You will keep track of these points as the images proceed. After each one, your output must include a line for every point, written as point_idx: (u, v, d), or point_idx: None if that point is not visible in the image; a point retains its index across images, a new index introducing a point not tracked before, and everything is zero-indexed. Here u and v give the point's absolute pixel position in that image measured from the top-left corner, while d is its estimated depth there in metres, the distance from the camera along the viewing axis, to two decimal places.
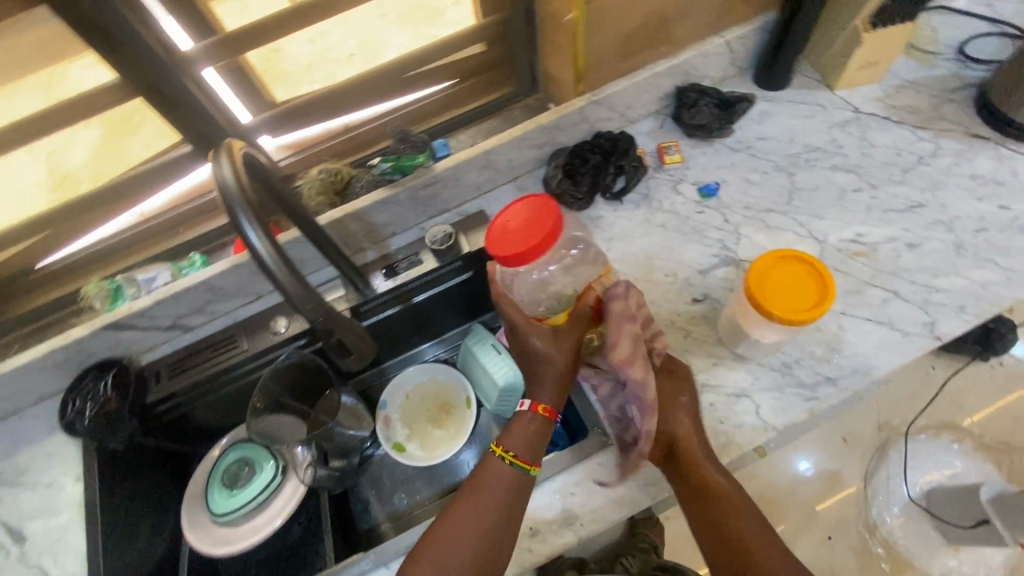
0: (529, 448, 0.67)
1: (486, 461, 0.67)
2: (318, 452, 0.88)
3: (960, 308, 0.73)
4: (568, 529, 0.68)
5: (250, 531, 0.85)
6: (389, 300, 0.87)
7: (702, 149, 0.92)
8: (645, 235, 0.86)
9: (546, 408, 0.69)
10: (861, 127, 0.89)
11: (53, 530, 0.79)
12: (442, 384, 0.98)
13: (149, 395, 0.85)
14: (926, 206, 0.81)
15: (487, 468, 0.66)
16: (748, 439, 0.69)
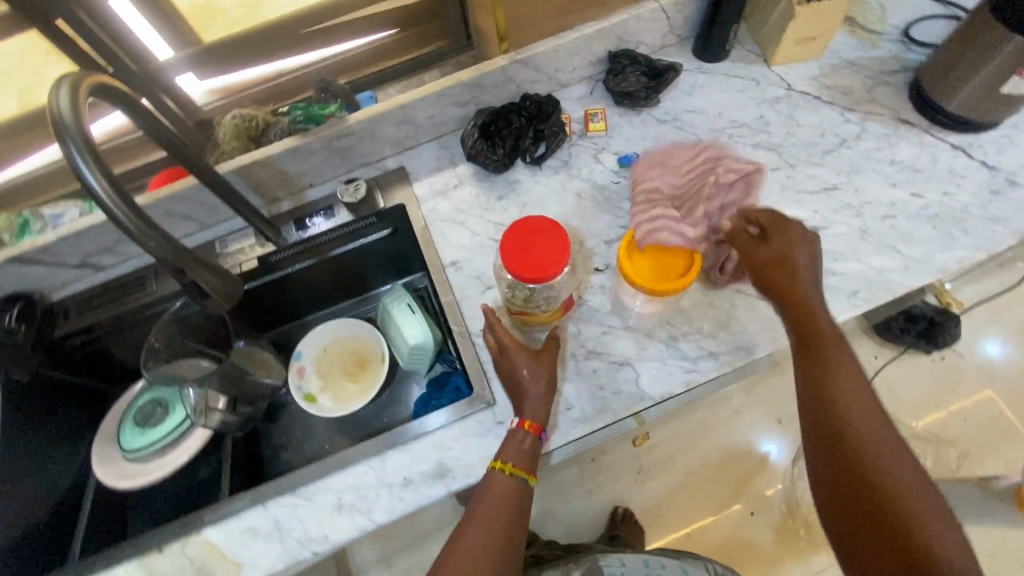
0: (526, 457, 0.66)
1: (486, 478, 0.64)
2: (229, 399, 0.89)
3: (852, 293, 0.74)
4: (440, 480, 0.69)
5: (155, 469, 0.88)
6: (302, 252, 0.89)
7: (628, 118, 0.90)
8: (560, 202, 0.85)
9: (534, 424, 0.67)
10: (790, 106, 0.88)
11: None
12: (360, 340, 0.98)
13: (57, 330, 0.86)
14: (839, 189, 0.80)
15: (488, 485, 0.64)
16: (624, 406, 0.71)
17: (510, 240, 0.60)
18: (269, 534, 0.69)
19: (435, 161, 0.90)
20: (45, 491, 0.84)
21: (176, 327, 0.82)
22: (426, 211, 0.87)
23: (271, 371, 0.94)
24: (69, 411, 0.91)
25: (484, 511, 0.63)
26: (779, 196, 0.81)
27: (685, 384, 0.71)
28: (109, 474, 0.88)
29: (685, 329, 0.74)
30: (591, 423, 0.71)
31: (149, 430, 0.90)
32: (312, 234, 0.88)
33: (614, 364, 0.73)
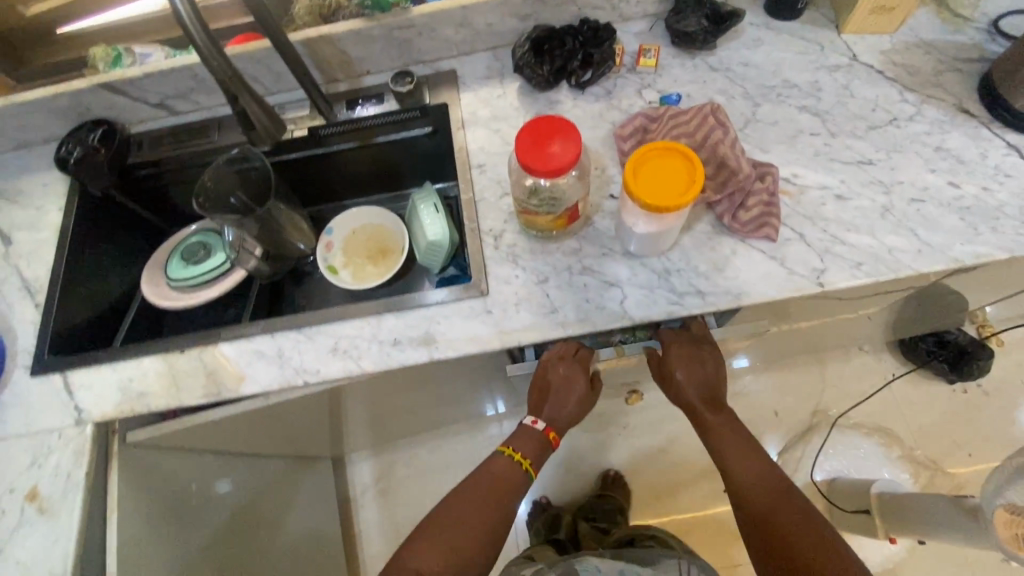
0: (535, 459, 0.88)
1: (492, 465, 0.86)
2: (264, 250, 0.99)
3: (856, 264, 0.74)
4: (425, 348, 0.77)
5: (193, 298, 0.98)
6: (346, 132, 0.96)
7: (681, 61, 0.90)
8: (593, 128, 0.87)
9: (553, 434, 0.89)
10: (849, 75, 0.86)
11: (32, 242, 0.93)
12: (386, 230, 1.05)
13: (131, 157, 0.97)
14: (874, 165, 0.79)
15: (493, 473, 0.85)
16: (605, 322, 0.75)
17: (525, 135, 0.64)
18: (272, 358, 0.78)
19: (485, 69, 0.94)
20: (99, 293, 0.97)
21: (230, 176, 0.92)
22: (467, 113, 0.91)
23: (302, 234, 1.03)
24: (129, 234, 1.04)
25: (475, 490, 0.82)
26: (811, 160, 0.81)
27: (666, 314, 0.75)
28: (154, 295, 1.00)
29: (680, 266, 0.77)
30: (568, 327, 0.76)
31: (195, 264, 1.01)
32: (360, 116, 0.94)
33: (604, 283, 0.77)
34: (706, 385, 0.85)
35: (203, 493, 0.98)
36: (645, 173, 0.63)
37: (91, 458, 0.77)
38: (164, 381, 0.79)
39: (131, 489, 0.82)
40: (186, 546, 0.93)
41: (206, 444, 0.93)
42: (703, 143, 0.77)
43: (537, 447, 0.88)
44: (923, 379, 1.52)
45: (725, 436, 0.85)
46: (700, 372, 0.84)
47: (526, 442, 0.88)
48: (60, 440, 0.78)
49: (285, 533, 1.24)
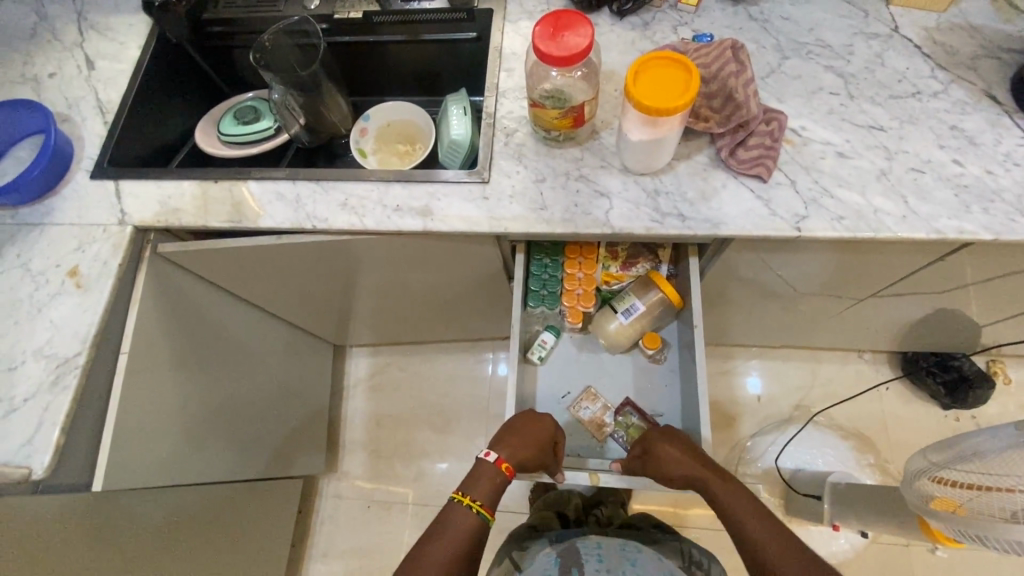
0: (489, 499, 0.88)
1: (454, 507, 0.87)
2: (307, 122, 1.07)
3: (838, 218, 0.76)
4: (421, 219, 0.84)
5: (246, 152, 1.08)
6: (399, 26, 1.04)
7: (723, 5, 0.92)
8: (622, 54, 0.91)
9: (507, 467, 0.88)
10: (885, 45, 0.86)
11: (111, 71, 1.05)
12: (417, 128, 1.13)
13: (207, 13, 1.08)
14: (883, 131, 0.80)
15: (456, 513, 0.86)
16: (587, 226, 0.81)
17: (547, 23, 0.70)
18: (289, 201, 0.88)
19: None
20: (158, 129, 1.08)
21: (288, 46, 1.01)
22: (508, 22, 0.96)
23: (339, 113, 1.10)
24: (193, 87, 1.16)
25: (451, 530, 0.84)
26: (823, 117, 0.82)
27: (644, 229, 0.79)
28: (210, 146, 1.10)
29: (670, 189, 0.81)
30: (553, 226, 0.82)
31: (247, 123, 1.10)
32: (413, 10, 1.02)
33: (595, 192, 0.82)
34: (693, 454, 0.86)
35: (219, 327, 1.09)
36: (645, 79, 0.68)
37: (125, 253, 0.89)
38: (197, 203, 0.90)
39: (155, 292, 0.94)
40: (197, 365, 1.05)
41: (229, 280, 1.03)
42: (716, 75, 0.80)
43: (490, 486, 0.88)
44: (915, 399, 1.51)
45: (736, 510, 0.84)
46: (684, 449, 0.87)
47: (481, 481, 0.88)
48: (103, 235, 0.90)
49: (284, 394, 1.35)
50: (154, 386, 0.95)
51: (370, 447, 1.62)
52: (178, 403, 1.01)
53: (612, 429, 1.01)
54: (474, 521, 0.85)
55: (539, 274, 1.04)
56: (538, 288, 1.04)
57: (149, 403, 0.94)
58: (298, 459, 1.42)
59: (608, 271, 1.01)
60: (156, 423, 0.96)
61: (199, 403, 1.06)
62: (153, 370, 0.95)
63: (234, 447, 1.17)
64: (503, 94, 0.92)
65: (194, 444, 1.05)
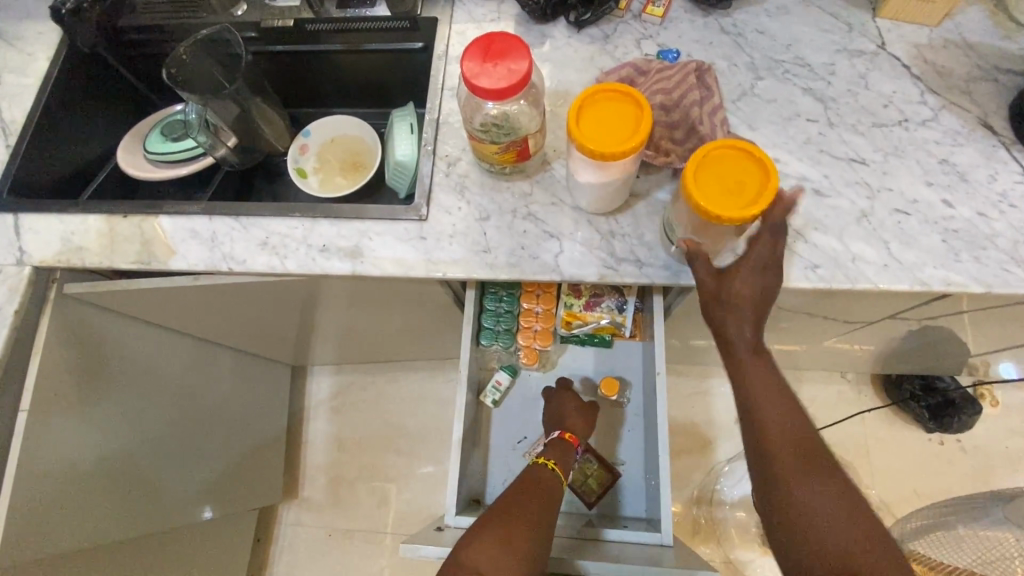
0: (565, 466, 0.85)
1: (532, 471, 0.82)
2: (239, 142, 0.96)
3: (812, 265, 0.68)
4: (351, 261, 0.75)
5: (169, 174, 0.97)
6: (336, 34, 0.94)
7: (692, 17, 0.82)
8: (580, 71, 0.81)
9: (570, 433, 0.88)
10: (870, 64, 0.77)
11: (16, 85, 0.94)
12: (363, 144, 1.02)
13: (122, 20, 0.98)
14: (866, 165, 0.72)
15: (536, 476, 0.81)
16: (535, 271, 0.72)
17: (477, 49, 0.61)
18: (205, 240, 0.78)
19: None
20: (73, 148, 0.98)
21: (208, 59, 0.91)
22: (455, 33, 0.86)
23: (273, 128, 1.00)
24: (115, 98, 1.05)
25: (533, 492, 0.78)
26: (799, 148, 0.73)
27: (597, 277, 0.71)
28: (130, 166, 0.98)
29: (627, 230, 0.72)
30: (496, 271, 0.73)
31: (175, 140, 0.99)
32: (353, 17, 0.92)
33: (545, 233, 0.73)
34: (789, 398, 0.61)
35: (155, 367, 1.02)
36: (589, 117, 0.59)
37: (23, 298, 0.80)
38: (102, 241, 0.80)
39: (66, 341, 0.85)
40: (126, 413, 0.98)
41: (151, 315, 0.94)
42: (677, 103, 0.72)
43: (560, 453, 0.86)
44: (901, 422, 1.45)
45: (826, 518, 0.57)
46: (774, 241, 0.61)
47: (557, 452, 0.86)
48: (0, 275, 0.81)
49: (237, 426, 1.28)
50: (71, 443, 0.88)
51: (333, 471, 1.55)
52: (101, 456, 0.94)
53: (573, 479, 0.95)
54: (549, 476, 0.81)
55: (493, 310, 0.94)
56: (491, 324, 0.94)
57: (64, 463, 0.87)
58: (253, 491, 1.35)
59: (570, 312, 0.89)
60: (74, 482, 0.89)
61: (130, 451, 1.00)
62: (69, 425, 0.87)
63: (174, 490, 1.11)
64: (446, 116, 0.82)
65: (126, 495, 0.99)
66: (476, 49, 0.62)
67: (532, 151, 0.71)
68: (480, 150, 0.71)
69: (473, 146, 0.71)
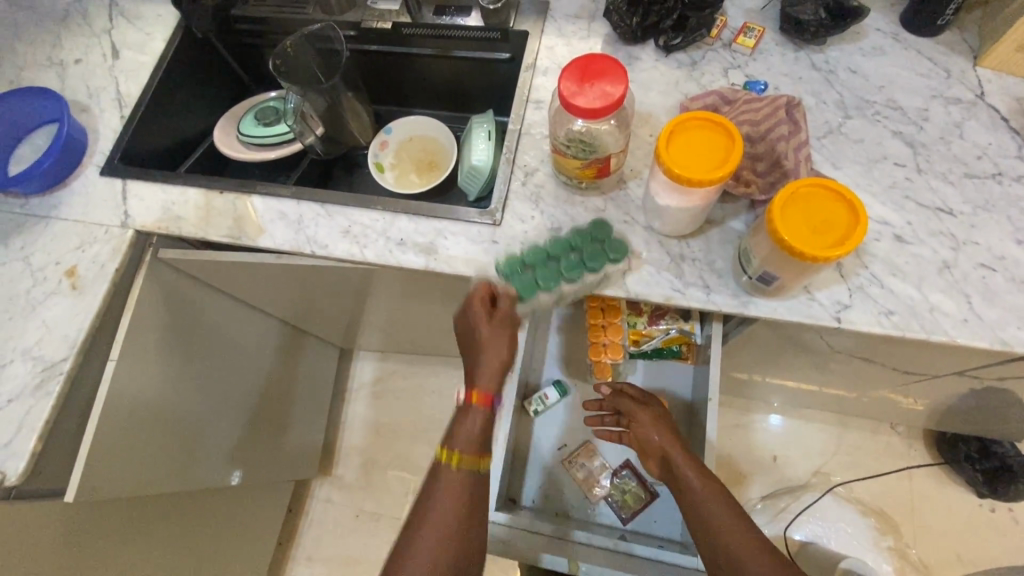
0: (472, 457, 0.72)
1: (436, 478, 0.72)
2: (326, 132, 1.02)
3: (886, 311, 0.67)
4: (424, 256, 0.79)
5: (257, 157, 1.03)
6: (430, 40, 0.98)
7: (782, 50, 0.82)
8: (664, 94, 0.82)
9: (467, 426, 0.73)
10: (966, 113, 0.76)
11: (135, 62, 1.02)
12: (439, 145, 1.06)
13: (235, 10, 1.05)
14: (953, 216, 0.70)
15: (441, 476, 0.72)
16: (601, 285, 0.73)
17: (574, 68, 0.63)
18: (291, 222, 0.84)
19: (578, 8, 0.90)
20: (176, 124, 1.06)
21: (309, 52, 0.97)
22: (544, 47, 0.89)
23: (358, 122, 1.05)
24: (217, 82, 1.13)
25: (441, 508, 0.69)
26: (883, 192, 0.72)
27: (663, 298, 0.71)
28: (225, 146, 1.06)
29: (697, 255, 0.73)
30: (563, 281, 0.75)
31: (266, 125, 1.06)
32: (447, 25, 0.95)
33: (614, 249, 0.75)
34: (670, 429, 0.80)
35: (212, 328, 1.05)
36: (679, 143, 0.60)
37: (125, 258, 0.87)
38: (199, 213, 0.87)
39: (153, 299, 0.91)
40: (189, 368, 1.03)
41: (227, 284, 0.99)
42: (763, 136, 0.72)
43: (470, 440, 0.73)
44: (950, 483, 1.39)
45: (734, 540, 0.67)
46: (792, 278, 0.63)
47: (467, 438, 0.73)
48: (105, 235, 0.88)
49: (280, 397, 1.32)
50: (142, 393, 0.93)
51: (366, 454, 1.60)
52: (161, 405, 0.98)
53: (608, 492, 0.95)
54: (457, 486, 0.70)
55: (552, 280, 0.74)
56: (575, 269, 0.73)
57: (124, 407, 0.90)
58: (289, 463, 1.39)
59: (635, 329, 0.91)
60: (130, 427, 0.91)
61: (181, 405, 1.02)
62: (132, 371, 0.90)
63: (214, 451, 1.13)
64: (528, 127, 0.84)
65: (180, 449, 1.03)
66: (574, 69, 0.65)
67: (614, 169, 0.73)
68: (562, 164, 0.73)
69: (556, 157, 0.73)
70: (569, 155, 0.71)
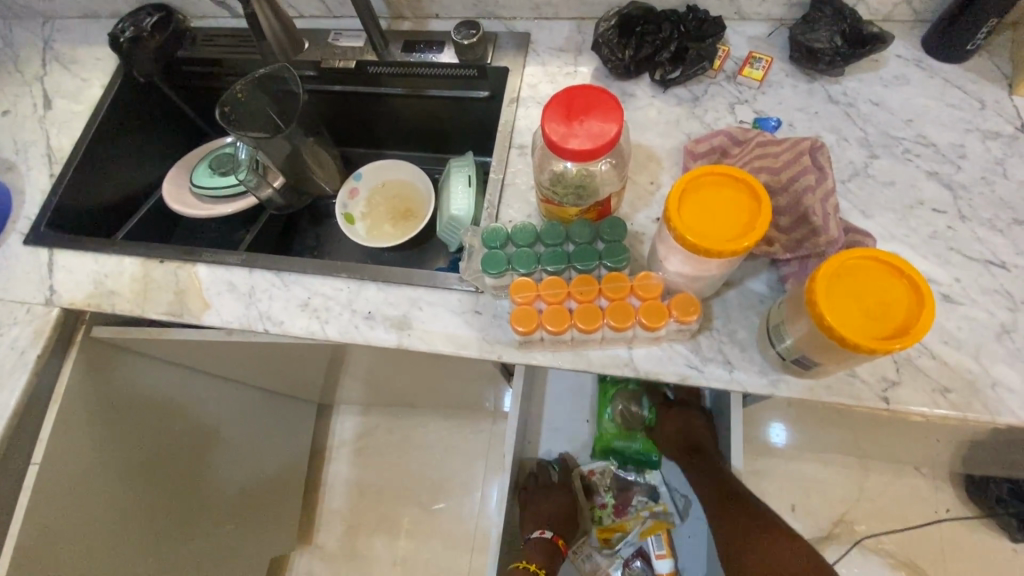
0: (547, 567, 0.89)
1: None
2: (286, 182, 0.91)
3: (942, 389, 0.57)
4: (397, 332, 0.67)
5: (209, 212, 0.92)
6: (400, 79, 0.89)
7: (794, 81, 0.73)
8: (664, 135, 0.73)
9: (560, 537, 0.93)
10: (1008, 148, 0.67)
11: (69, 111, 0.91)
12: (414, 192, 0.96)
13: (181, 51, 0.94)
14: (1006, 270, 0.61)
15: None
16: (600, 362, 0.62)
17: (555, 106, 0.53)
18: (242, 294, 0.72)
19: (562, 40, 0.81)
20: (118, 178, 0.94)
21: (263, 95, 0.86)
22: (526, 84, 0.79)
23: (323, 170, 0.95)
24: (166, 129, 1.02)
25: None
26: (925, 243, 0.63)
27: (677, 377, 0.60)
28: (174, 200, 0.94)
29: (715, 324, 0.62)
30: (558, 353, 0.63)
31: (220, 175, 0.94)
32: (416, 62, 0.84)
33: None
34: (687, 440, 0.89)
35: (164, 403, 0.93)
36: (692, 204, 0.50)
37: (49, 342, 0.75)
38: (135, 286, 0.75)
39: (85, 387, 0.80)
40: (137, 447, 0.91)
41: (179, 357, 0.88)
42: (785, 185, 0.62)
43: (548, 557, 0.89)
44: (983, 527, 1.29)
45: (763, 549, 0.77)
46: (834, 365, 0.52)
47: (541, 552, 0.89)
48: (27, 316, 0.76)
49: (252, 466, 1.20)
50: (76, 488, 0.81)
51: (351, 520, 1.46)
52: (103, 497, 0.86)
53: None
54: None
55: (526, 265, 0.61)
56: (557, 263, 0.61)
57: (50, 509, 0.78)
58: (262, 538, 1.26)
59: (608, 434, 0.91)
60: (61, 527, 0.79)
61: (127, 489, 0.90)
62: (57, 467, 0.78)
63: (168, 538, 0.99)
64: (512, 175, 0.74)
65: (131, 541, 0.91)
66: (556, 105, 0.55)
67: (610, 213, 0.64)
68: (551, 209, 0.63)
69: (541, 188, 0.62)
70: (560, 195, 0.61)
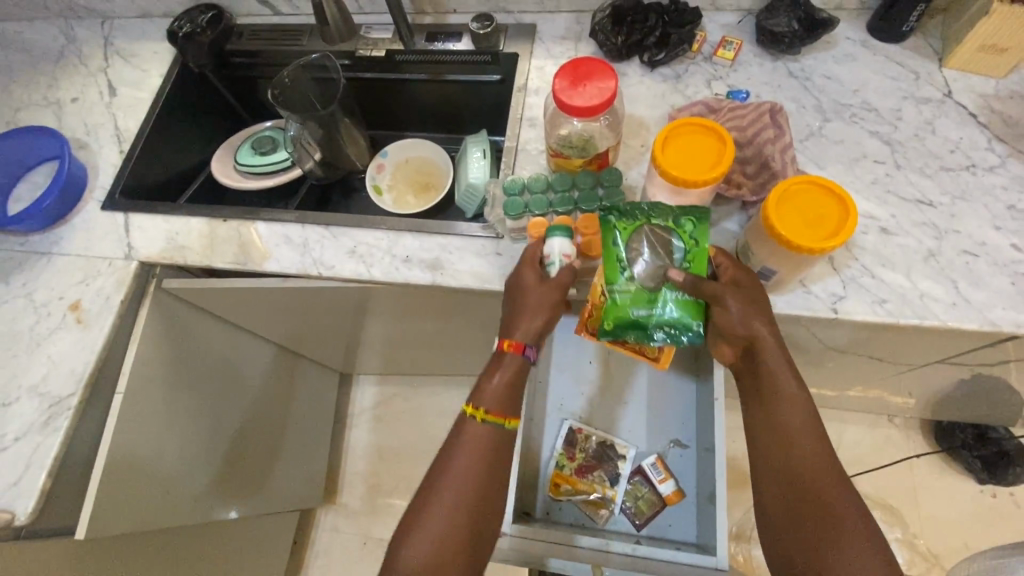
0: (502, 403, 0.69)
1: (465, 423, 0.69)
2: (323, 157, 1.04)
3: (879, 300, 0.70)
4: (430, 271, 0.80)
5: (253, 186, 1.04)
6: (422, 66, 1.02)
7: (760, 61, 0.87)
8: (652, 107, 0.86)
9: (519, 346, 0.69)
10: (936, 111, 0.80)
11: (132, 98, 1.04)
12: (434, 166, 1.08)
13: (229, 44, 1.08)
14: (933, 207, 0.74)
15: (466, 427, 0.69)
16: None
17: (565, 73, 0.67)
18: (297, 245, 0.85)
19: (563, 30, 0.95)
20: (174, 157, 1.07)
21: (307, 81, 0.99)
22: (534, 67, 0.93)
23: (355, 148, 1.07)
24: (212, 115, 1.15)
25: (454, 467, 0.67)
26: (867, 187, 0.76)
27: None
28: (223, 176, 1.07)
29: None
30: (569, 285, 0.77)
31: (263, 154, 1.07)
32: (437, 50, 0.98)
33: None
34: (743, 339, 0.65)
35: (217, 355, 1.05)
36: (674, 147, 0.64)
37: (129, 290, 0.87)
38: (203, 242, 0.88)
39: (161, 335, 0.92)
40: (199, 393, 1.03)
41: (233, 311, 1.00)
42: (750, 140, 0.76)
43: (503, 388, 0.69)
44: (951, 470, 1.41)
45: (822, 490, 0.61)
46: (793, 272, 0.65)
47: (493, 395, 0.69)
48: (109, 269, 0.88)
49: (285, 423, 1.31)
50: (151, 423, 0.93)
51: (371, 480, 1.58)
52: (171, 434, 0.97)
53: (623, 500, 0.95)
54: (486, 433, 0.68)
55: (541, 208, 0.75)
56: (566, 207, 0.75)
57: (132, 440, 0.89)
58: (294, 492, 1.37)
59: (623, 303, 0.65)
60: (139, 455, 0.91)
61: (188, 429, 1.01)
62: (138, 403, 0.90)
63: (217, 480, 1.10)
64: (524, 142, 0.87)
65: (189, 477, 1.02)
66: (564, 73, 0.68)
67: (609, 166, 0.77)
68: (560, 163, 0.76)
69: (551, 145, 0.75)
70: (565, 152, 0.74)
